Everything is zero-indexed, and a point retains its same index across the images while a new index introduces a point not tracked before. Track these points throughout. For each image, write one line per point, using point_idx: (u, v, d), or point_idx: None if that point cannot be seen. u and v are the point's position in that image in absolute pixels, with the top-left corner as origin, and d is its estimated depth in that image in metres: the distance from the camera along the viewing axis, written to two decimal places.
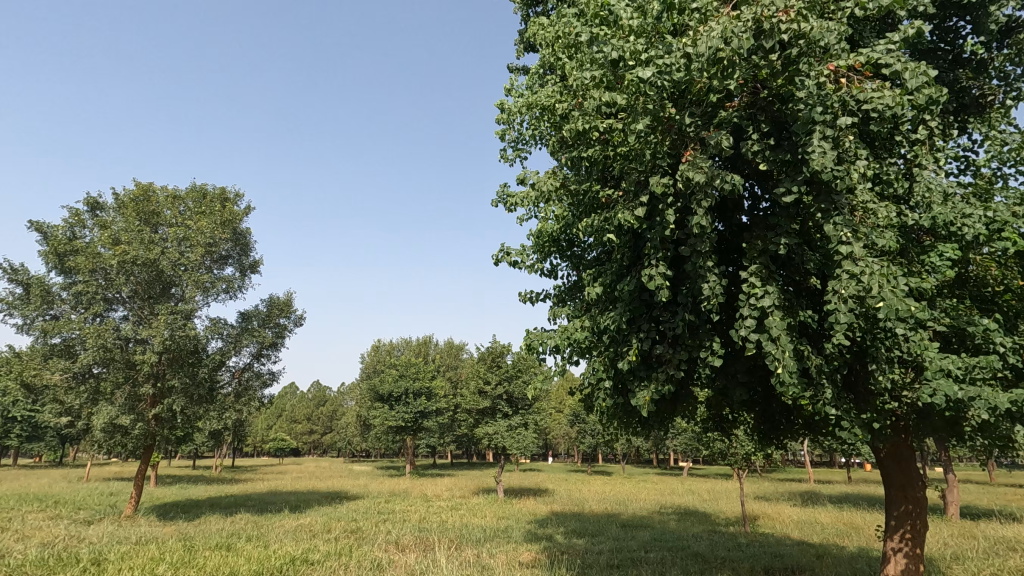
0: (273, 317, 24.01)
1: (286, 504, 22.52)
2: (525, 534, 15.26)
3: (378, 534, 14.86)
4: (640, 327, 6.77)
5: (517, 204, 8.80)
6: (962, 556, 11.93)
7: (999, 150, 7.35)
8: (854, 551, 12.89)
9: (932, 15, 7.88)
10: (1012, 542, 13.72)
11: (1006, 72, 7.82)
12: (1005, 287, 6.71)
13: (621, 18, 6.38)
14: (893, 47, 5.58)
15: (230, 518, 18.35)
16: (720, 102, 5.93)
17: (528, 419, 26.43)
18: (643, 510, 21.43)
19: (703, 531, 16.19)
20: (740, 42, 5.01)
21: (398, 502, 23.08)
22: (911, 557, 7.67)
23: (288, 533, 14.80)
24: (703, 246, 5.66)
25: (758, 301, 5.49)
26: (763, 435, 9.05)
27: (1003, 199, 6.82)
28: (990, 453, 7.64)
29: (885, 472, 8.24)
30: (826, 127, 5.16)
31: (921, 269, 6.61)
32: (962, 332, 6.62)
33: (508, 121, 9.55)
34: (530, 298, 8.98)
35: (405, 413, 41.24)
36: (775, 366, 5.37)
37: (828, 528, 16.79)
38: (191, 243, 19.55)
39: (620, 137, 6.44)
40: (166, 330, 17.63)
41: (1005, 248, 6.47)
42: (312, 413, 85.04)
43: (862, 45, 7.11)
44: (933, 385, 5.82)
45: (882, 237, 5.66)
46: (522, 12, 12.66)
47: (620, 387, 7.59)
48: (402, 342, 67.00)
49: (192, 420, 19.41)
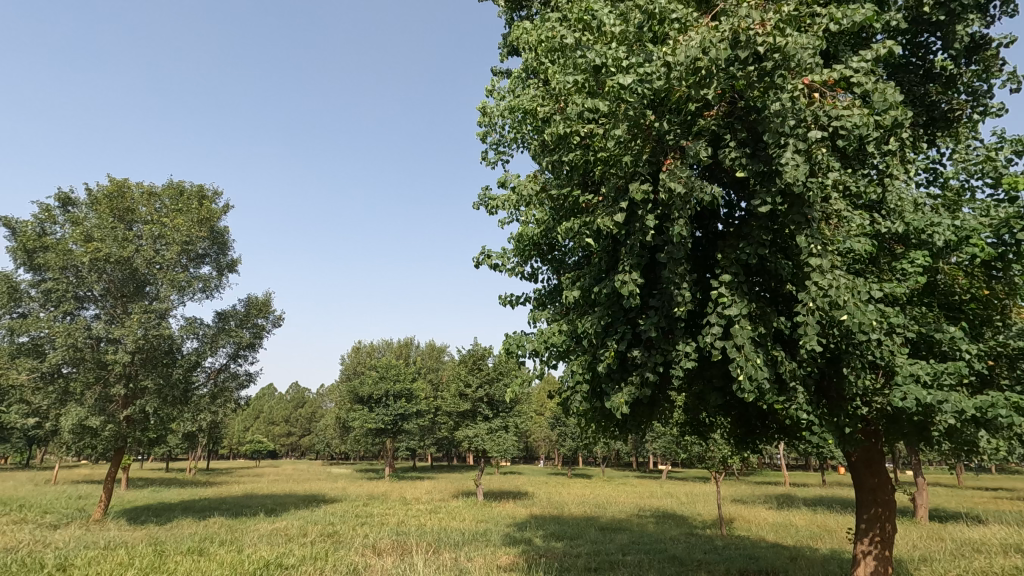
0: (250, 318, 23.66)
1: (262, 508, 22.13)
2: (504, 537, 15.24)
3: (355, 538, 14.71)
4: (617, 331, 6.85)
5: (498, 207, 8.82)
6: (929, 558, 12.22)
7: (966, 163, 7.58)
8: (827, 553, 13.13)
9: (904, 31, 8.10)
10: (978, 544, 14.09)
11: (973, 88, 8.09)
12: (971, 295, 6.91)
13: (603, 25, 6.44)
14: (865, 64, 5.74)
15: (203, 521, 17.99)
16: (698, 111, 6.02)
17: (508, 422, 26.43)
18: (622, 513, 21.54)
19: (681, 534, 16.35)
20: (717, 52, 5.09)
21: (376, 506, 22.87)
22: (881, 559, 7.81)
23: (263, 537, 14.56)
24: (678, 253, 5.76)
25: (725, 309, 5.63)
26: (739, 439, 9.17)
27: (970, 210, 7.03)
28: (957, 457, 7.84)
29: (856, 477, 8.39)
30: (798, 141, 5.31)
31: (892, 277, 6.79)
32: (930, 339, 6.80)
33: (490, 124, 9.57)
34: (510, 301, 8.97)
35: (385, 415, 40.93)
36: (739, 373, 5.52)
37: (801, 530, 17.05)
38: (167, 241, 19.17)
39: (601, 142, 6.49)
40: (140, 329, 17.24)
41: (972, 258, 6.66)
42: (291, 414, 83.91)
43: (837, 58, 7.28)
44: (903, 390, 5.96)
45: (853, 247, 5.80)
46: (506, 16, 12.69)
47: (597, 391, 7.64)
48: (383, 344, 66.51)
49: (166, 422, 19.00)
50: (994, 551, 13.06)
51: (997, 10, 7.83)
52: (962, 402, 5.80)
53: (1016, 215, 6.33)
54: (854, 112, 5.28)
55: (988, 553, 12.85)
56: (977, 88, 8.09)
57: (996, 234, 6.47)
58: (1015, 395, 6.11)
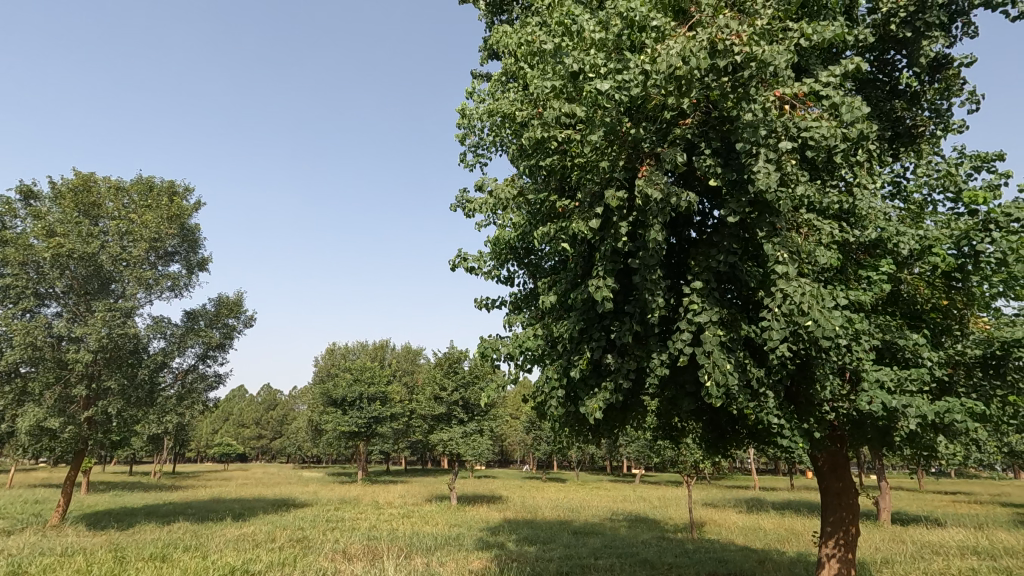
0: (221, 317, 23.16)
1: (229, 512, 21.58)
2: (476, 541, 15.18)
3: (325, 543, 14.48)
4: (591, 336, 6.90)
5: (475, 210, 8.80)
6: (891, 559, 12.56)
7: (929, 177, 7.84)
8: (793, 555, 13.41)
9: (872, 47, 8.36)
10: (937, 546, 14.57)
11: (937, 106, 8.41)
12: (932, 305, 7.15)
13: (582, 31, 6.49)
14: (834, 79, 5.90)
15: (168, 527, 17.49)
16: (673, 120, 6.08)
17: (483, 426, 26.35)
18: (595, 518, 21.62)
19: (653, 538, 16.49)
20: (697, 61, 5.13)
21: (348, 510, 22.56)
22: (844, 561, 7.99)
23: (229, 543, 14.23)
24: (651, 260, 5.83)
25: (696, 315, 5.72)
26: (711, 445, 9.30)
27: (933, 221, 7.26)
28: (918, 462, 8.07)
29: (821, 481, 8.57)
30: (769, 151, 5.44)
31: (858, 285, 6.98)
32: (892, 346, 7.01)
33: (469, 126, 9.58)
34: (485, 304, 8.94)
35: (359, 418, 40.43)
36: (709, 379, 5.61)
37: (769, 533, 17.36)
38: (135, 238, 18.59)
39: (578, 148, 6.53)
40: (103, 327, 16.67)
41: (934, 269, 6.88)
42: (262, 417, 82.25)
43: (809, 72, 7.45)
44: (869, 394, 6.13)
45: (821, 255, 5.93)
46: (487, 19, 12.71)
47: (571, 396, 7.67)
48: (357, 346, 65.63)
49: (130, 424, 18.41)
50: (952, 553, 13.46)
51: (959, 30, 8.14)
52: (924, 407, 5.98)
53: (976, 227, 6.56)
54: (822, 125, 5.41)
55: (946, 555, 13.26)
56: (939, 105, 8.42)
57: (955, 245, 6.70)
58: (972, 402, 6.33)
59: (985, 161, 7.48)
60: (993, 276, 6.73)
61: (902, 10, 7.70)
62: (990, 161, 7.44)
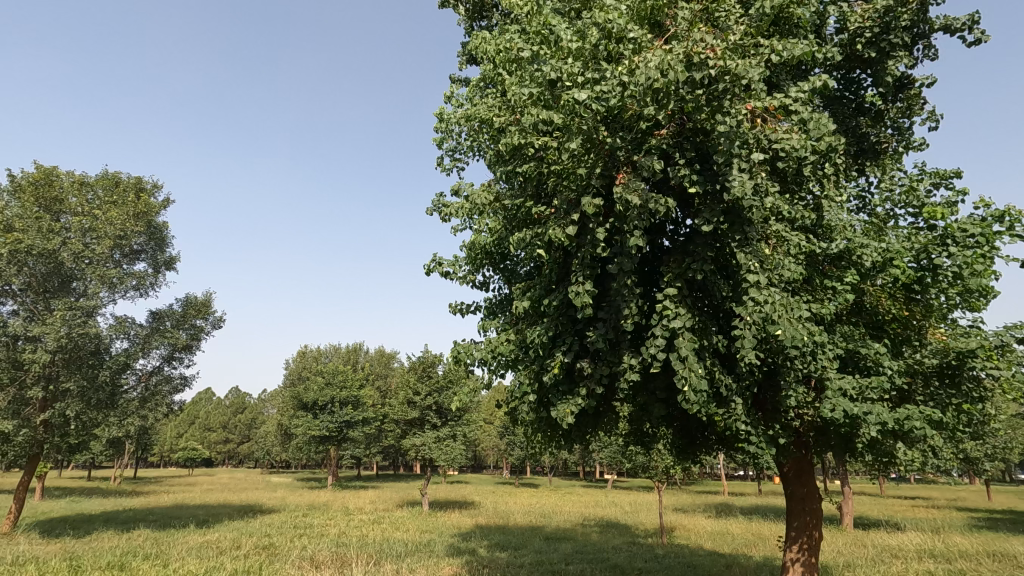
0: (188, 319, 22.58)
1: (193, 519, 20.97)
2: (447, 547, 15.07)
3: (292, 550, 14.18)
4: (565, 342, 6.95)
5: (451, 214, 8.79)
6: (852, 563, 12.92)
7: (891, 192, 8.13)
8: (760, 560, 13.66)
9: (839, 66, 8.62)
10: (896, 550, 15.02)
11: (899, 124, 8.75)
12: (893, 316, 7.41)
13: (560, 40, 6.55)
14: (803, 94, 6.07)
15: (127, 534, 16.88)
16: (649, 130, 6.16)
17: (457, 431, 26.18)
18: (567, 523, 21.66)
19: (624, 543, 16.61)
20: (675, 74, 5.20)
21: (317, 516, 22.13)
22: (807, 565, 8.19)
23: (192, 550, 13.82)
24: (626, 266, 5.89)
25: (670, 322, 5.80)
26: (681, 451, 9.42)
27: (894, 234, 7.52)
28: (878, 468, 8.33)
29: (786, 487, 8.76)
30: (742, 161, 5.57)
31: (823, 295, 7.18)
32: (855, 355, 7.23)
33: (447, 131, 9.58)
34: (459, 309, 8.93)
35: (330, 423, 39.77)
36: (683, 385, 5.68)
37: (737, 538, 17.67)
38: (98, 235, 18.02)
39: (555, 155, 6.57)
40: (63, 327, 16.04)
41: (895, 280, 7.13)
42: (229, 421, 80.19)
43: (779, 87, 7.65)
44: (833, 402, 6.29)
45: (788, 266, 6.09)
46: (466, 24, 12.74)
47: (544, 401, 7.69)
48: (329, 349, 64.60)
49: (89, 427, 17.78)
50: (910, 557, 13.90)
51: (920, 52, 8.48)
52: (884, 415, 6.18)
53: (934, 242, 6.82)
54: (793, 138, 5.56)
55: (905, 559, 13.70)
56: (902, 123, 8.77)
57: (916, 258, 6.94)
58: (929, 409, 6.56)
59: (944, 178, 7.80)
60: (950, 289, 7.01)
61: (867, 30, 7.99)
62: (948, 179, 7.76)
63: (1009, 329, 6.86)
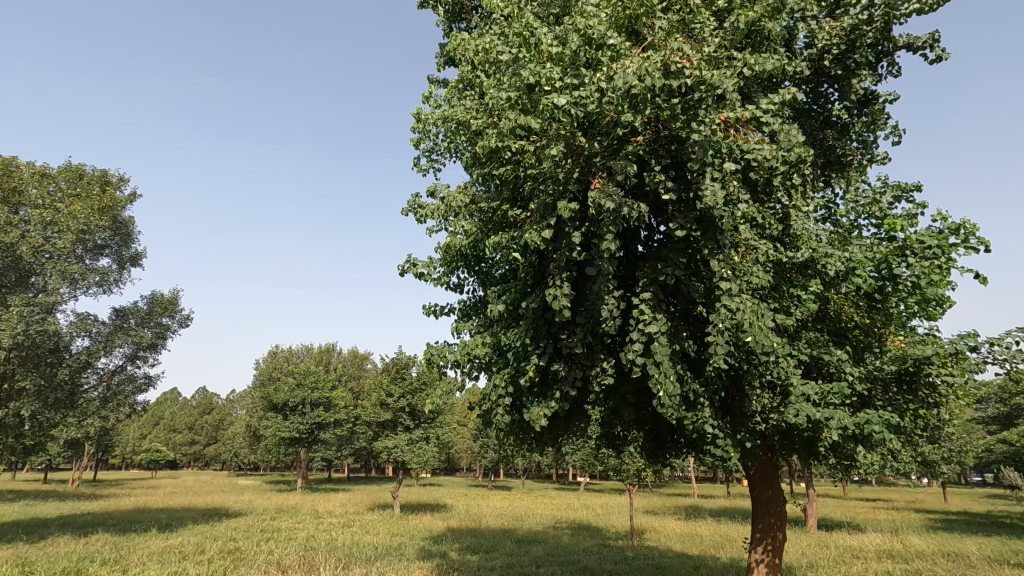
0: (154, 316, 22.03)
1: (155, 523, 20.35)
2: (418, 551, 14.94)
3: (258, 554, 13.89)
4: (539, 345, 6.98)
5: (427, 215, 8.78)
6: (815, 564, 13.25)
7: (857, 203, 8.39)
8: (726, 561, 13.90)
9: (808, 80, 8.87)
10: (857, 551, 15.48)
11: (863, 137, 9.10)
12: (855, 323, 7.65)
13: (540, 44, 6.59)
14: (774, 106, 6.22)
15: (85, 539, 16.28)
16: (625, 137, 6.22)
17: (430, 433, 26.02)
18: (539, 526, 21.69)
19: (594, 545, 16.72)
20: (652, 81, 5.24)
21: (285, 519, 21.70)
22: (771, 566, 8.38)
23: (153, 555, 13.41)
24: (603, 271, 5.92)
25: (645, 327, 5.87)
26: (651, 453, 9.56)
27: (858, 244, 7.76)
28: (840, 470, 8.57)
29: (752, 489, 8.95)
30: (715, 169, 5.67)
31: (790, 302, 7.36)
32: (819, 361, 7.46)
33: (424, 131, 9.59)
34: (433, 311, 8.90)
35: (300, 424, 39.02)
36: (657, 389, 5.75)
37: (705, 540, 17.96)
38: (60, 228, 17.33)
39: (532, 159, 6.59)
40: (19, 323, 15.29)
41: (858, 289, 7.36)
42: (195, 422, 78.13)
43: (751, 99, 7.81)
44: (796, 407, 6.45)
45: (757, 274, 6.22)
46: (445, 26, 12.73)
47: (517, 404, 7.72)
48: (301, 349, 63.51)
49: (46, 428, 17.25)
50: (870, 557, 14.32)
51: (884, 69, 8.82)
52: (845, 420, 6.35)
53: (894, 253, 7.07)
54: (764, 149, 5.68)
55: (864, 559, 14.12)
56: (867, 137, 9.12)
57: (877, 268, 7.18)
58: (887, 414, 6.79)
59: (905, 191, 8.10)
60: (908, 298, 7.28)
61: (835, 47, 8.27)
62: (909, 192, 8.06)
63: (963, 338, 7.14)
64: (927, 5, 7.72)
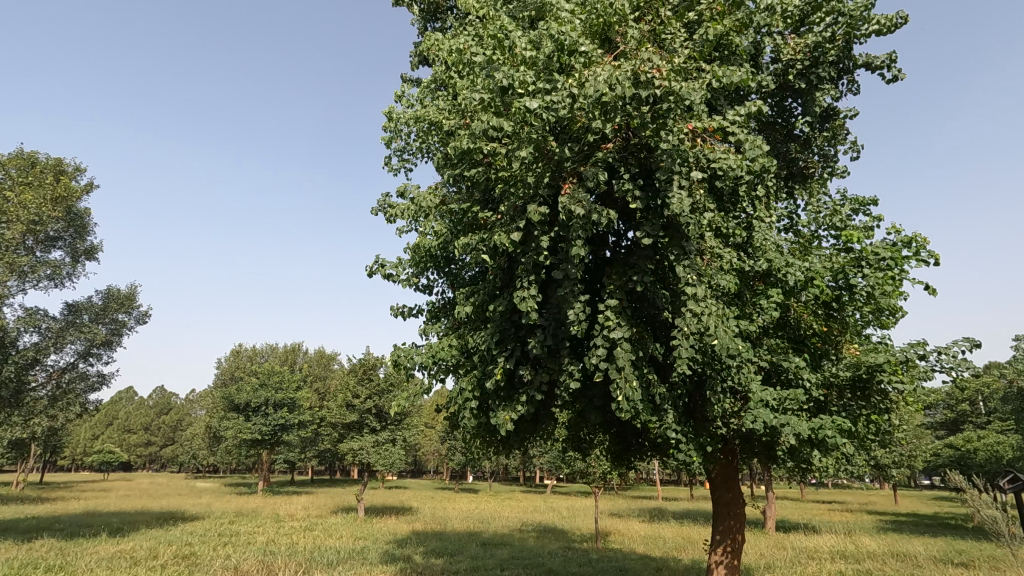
0: (109, 312, 21.16)
1: (105, 527, 19.50)
2: (381, 555, 14.76)
3: (215, 559, 13.51)
4: (507, 348, 6.98)
5: (397, 215, 8.74)
6: (772, 564, 13.60)
7: (818, 215, 8.67)
8: (688, 563, 14.14)
9: (773, 94, 9.13)
10: (812, 552, 15.96)
11: (824, 151, 9.43)
12: (813, 331, 7.89)
13: (514, 47, 6.63)
14: (740, 118, 6.35)
15: (28, 545, 15.45)
16: (596, 143, 6.25)
17: (397, 435, 25.70)
18: (504, 529, 21.69)
19: (559, 548, 16.80)
20: (622, 90, 5.29)
21: (244, 523, 21.11)
22: (730, 567, 8.54)
23: (101, 561, 12.83)
24: (571, 275, 5.96)
25: (610, 332, 5.93)
26: (616, 456, 9.68)
27: (819, 253, 8.01)
28: (797, 473, 8.81)
29: (713, 492, 9.14)
30: (682, 178, 5.77)
31: (752, 309, 7.53)
32: (778, 368, 7.68)
33: (395, 130, 9.55)
34: (401, 312, 8.86)
35: (263, 426, 38.02)
36: (620, 394, 5.82)
37: (667, 542, 18.26)
38: (9, 219, 16.54)
39: (503, 161, 6.59)
40: None
41: (816, 298, 7.58)
42: (152, 422, 75.56)
43: (718, 110, 7.99)
44: (754, 413, 6.61)
45: (722, 280, 6.34)
46: (420, 25, 12.66)
47: (484, 407, 7.71)
48: (265, 349, 61.99)
49: None
50: (824, 558, 14.79)
51: (845, 86, 9.15)
52: (800, 425, 6.55)
53: (851, 263, 7.33)
54: (729, 159, 5.81)
55: (819, 560, 14.58)
56: (827, 151, 9.47)
57: (835, 278, 7.40)
58: (840, 419, 7.03)
59: (862, 204, 8.44)
60: (864, 307, 7.55)
61: (799, 62, 8.51)
62: (866, 206, 8.40)
63: (913, 346, 7.45)
64: (885, 26, 8.04)
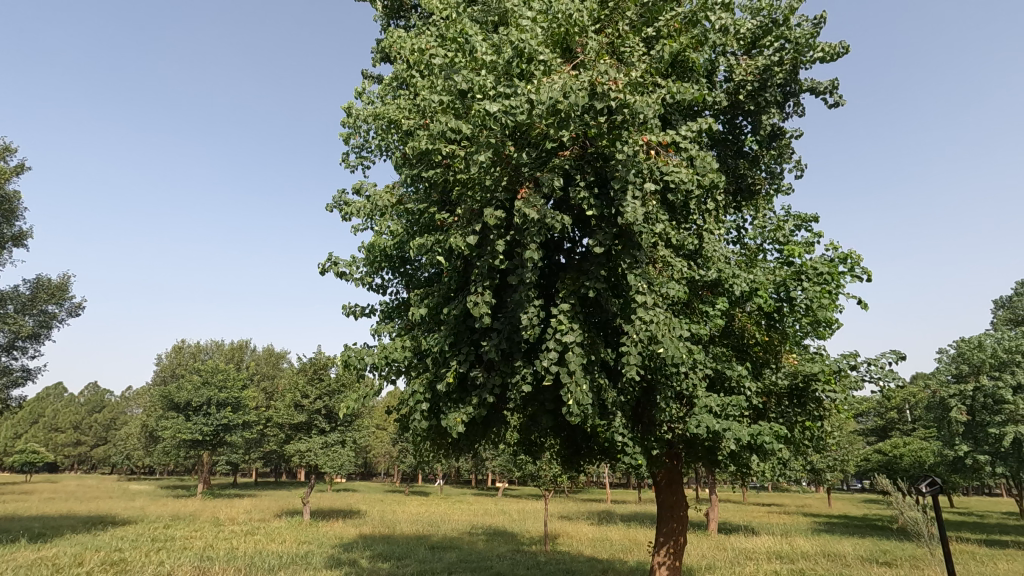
0: (37, 303, 19.80)
1: (26, 533, 18.24)
2: (326, 559, 14.44)
3: (147, 564, 12.88)
4: (460, 350, 6.97)
5: (352, 213, 8.62)
6: (713, 565, 14.09)
7: (763, 228, 9.04)
8: (633, 564, 14.50)
9: (725, 111, 9.49)
10: (751, 552, 16.62)
11: (770, 169, 9.89)
12: (756, 341, 8.21)
13: (475, 51, 6.66)
14: (692, 133, 6.56)
15: None
16: (553, 150, 6.32)
17: (347, 436, 25.11)
18: (453, 532, 21.52)
19: (509, 551, 16.91)
20: (576, 98, 5.37)
21: (180, 527, 20.16)
22: (672, 568, 8.78)
23: (18, 570, 11.98)
24: (526, 277, 6.01)
25: (562, 336, 6.01)
26: (567, 460, 9.80)
27: (764, 265, 8.34)
28: (738, 477, 9.14)
29: (659, 495, 9.36)
30: (636, 188, 5.90)
31: (700, 318, 7.77)
32: (722, 375, 7.94)
33: (354, 127, 9.39)
34: (353, 312, 8.71)
35: (204, 426, 36.46)
36: (570, 397, 5.90)
37: (614, 544, 18.61)
38: None
39: (461, 164, 6.61)
40: None
41: (759, 309, 7.89)
42: (81, 421, 71.16)
43: (672, 125, 8.24)
44: (698, 418, 6.84)
45: (672, 288, 6.52)
46: (383, 21, 12.49)
47: (435, 408, 7.65)
48: (210, 345, 59.52)
49: None
50: (761, 559, 15.45)
51: (791, 108, 9.60)
52: (741, 431, 6.80)
53: (792, 277, 7.66)
54: (680, 172, 5.99)
55: (757, 560, 15.22)
56: (774, 168, 9.92)
57: (777, 290, 7.72)
58: (778, 426, 7.34)
59: (804, 221, 8.90)
60: (802, 318, 7.92)
61: (749, 83, 8.90)
62: (807, 223, 8.85)
63: (846, 357, 7.90)
64: (828, 54, 8.50)
